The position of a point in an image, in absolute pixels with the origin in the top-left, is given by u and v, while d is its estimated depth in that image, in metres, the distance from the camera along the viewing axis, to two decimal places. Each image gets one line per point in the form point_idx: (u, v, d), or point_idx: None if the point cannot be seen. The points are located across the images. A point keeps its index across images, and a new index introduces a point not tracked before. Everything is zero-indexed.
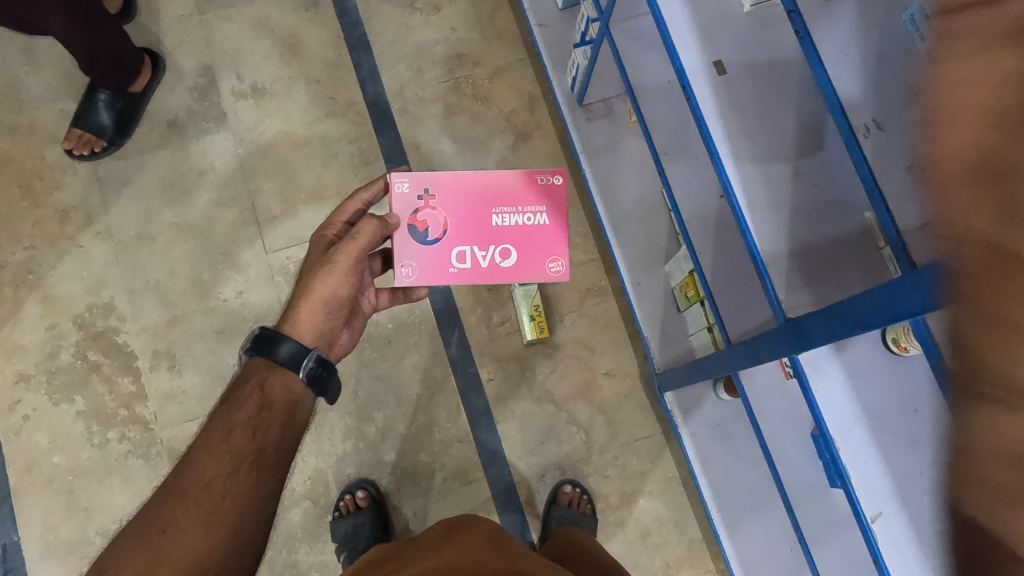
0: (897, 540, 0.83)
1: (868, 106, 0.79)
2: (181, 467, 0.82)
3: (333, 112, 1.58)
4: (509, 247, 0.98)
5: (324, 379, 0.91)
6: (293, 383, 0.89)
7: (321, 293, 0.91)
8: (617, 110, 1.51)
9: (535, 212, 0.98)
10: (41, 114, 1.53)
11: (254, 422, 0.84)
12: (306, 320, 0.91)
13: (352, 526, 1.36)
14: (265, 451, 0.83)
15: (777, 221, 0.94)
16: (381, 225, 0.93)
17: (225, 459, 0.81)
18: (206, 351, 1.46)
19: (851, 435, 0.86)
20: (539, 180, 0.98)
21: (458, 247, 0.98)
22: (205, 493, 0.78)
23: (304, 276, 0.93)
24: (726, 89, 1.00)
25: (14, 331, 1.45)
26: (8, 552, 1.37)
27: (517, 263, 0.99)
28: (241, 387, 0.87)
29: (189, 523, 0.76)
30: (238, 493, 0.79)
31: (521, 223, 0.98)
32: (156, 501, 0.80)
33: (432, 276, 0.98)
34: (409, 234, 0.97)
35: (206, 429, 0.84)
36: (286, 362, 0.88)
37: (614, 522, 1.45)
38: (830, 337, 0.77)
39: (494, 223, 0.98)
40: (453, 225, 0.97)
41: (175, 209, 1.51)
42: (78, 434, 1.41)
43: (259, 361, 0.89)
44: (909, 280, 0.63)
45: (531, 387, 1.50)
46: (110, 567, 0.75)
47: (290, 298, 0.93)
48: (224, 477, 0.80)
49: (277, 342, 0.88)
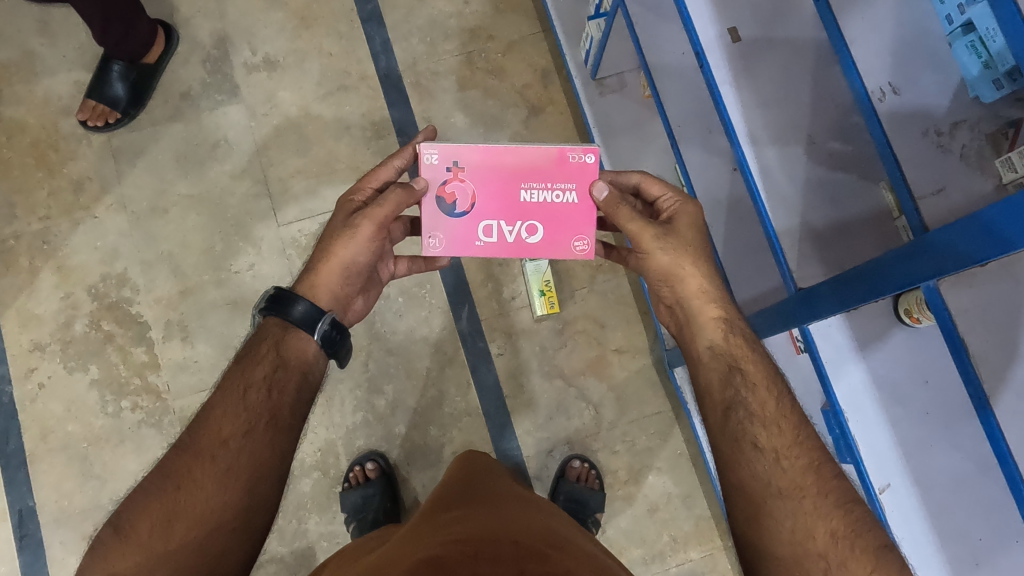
0: (904, 511, 0.83)
1: (883, 72, 0.79)
2: (196, 423, 0.82)
3: (345, 86, 1.58)
4: (536, 223, 0.92)
5: (337, 342, 0.92)
6: (308, 346, 0.89)
7: (343, 257, 0.90)
8: (631, 84, 1.50)
9: (563, 190, 0.91)
10: (56, 85, 1.54)
11: (269, 382, 0.85)
12: (323, 282, 0.90)
13: (362, 498, 1.37)
14: (280, 411, 0.84)
15: (791, 189, 0.94)
16: (406, 195, 0.88)
17: (241, 416, 0.81)
18: (218, 322, 1.47)
19: (861, 404, 0.87)
20: (571, 159, 0.90)
21: (485, 222, 0.91)
22: (221, 450, 0.79)
23: (326, 238, 0.92)
24: (740, 57, 0.99)
25: (29, 300, 1.46)
26: (23, 517, 1.38)
27: (543, 240, 0.92)
28: (258, 344, 0.88)
29: (205, 479, 0.77)
30: (255, 451, 0.80)
31: (550, 200, 0.91)
32: (171, 455, 0.80)
33: (457, 248, 0.92)
34: (436, 207, 0.91)
35: (221, 387, 0.84)
36: (298, 321, 0.88)
37: (622, 498, 1.45)
38: (838, 307, 0.79)
39: (522, 199, 0.91)
40: (481, 199, 0.91)
41: (187, 181, 1.52)
42: (92, 403, 1.43)
43: (275, 321, 0.89)
44: (925, 245, 0.64)
45: (541, 362, 1.50)
46: (123, 521, 0.75)
47: (312, 259, 0.92)
48: (240, 435, 0.80)
49: (291, 301, 0.88)
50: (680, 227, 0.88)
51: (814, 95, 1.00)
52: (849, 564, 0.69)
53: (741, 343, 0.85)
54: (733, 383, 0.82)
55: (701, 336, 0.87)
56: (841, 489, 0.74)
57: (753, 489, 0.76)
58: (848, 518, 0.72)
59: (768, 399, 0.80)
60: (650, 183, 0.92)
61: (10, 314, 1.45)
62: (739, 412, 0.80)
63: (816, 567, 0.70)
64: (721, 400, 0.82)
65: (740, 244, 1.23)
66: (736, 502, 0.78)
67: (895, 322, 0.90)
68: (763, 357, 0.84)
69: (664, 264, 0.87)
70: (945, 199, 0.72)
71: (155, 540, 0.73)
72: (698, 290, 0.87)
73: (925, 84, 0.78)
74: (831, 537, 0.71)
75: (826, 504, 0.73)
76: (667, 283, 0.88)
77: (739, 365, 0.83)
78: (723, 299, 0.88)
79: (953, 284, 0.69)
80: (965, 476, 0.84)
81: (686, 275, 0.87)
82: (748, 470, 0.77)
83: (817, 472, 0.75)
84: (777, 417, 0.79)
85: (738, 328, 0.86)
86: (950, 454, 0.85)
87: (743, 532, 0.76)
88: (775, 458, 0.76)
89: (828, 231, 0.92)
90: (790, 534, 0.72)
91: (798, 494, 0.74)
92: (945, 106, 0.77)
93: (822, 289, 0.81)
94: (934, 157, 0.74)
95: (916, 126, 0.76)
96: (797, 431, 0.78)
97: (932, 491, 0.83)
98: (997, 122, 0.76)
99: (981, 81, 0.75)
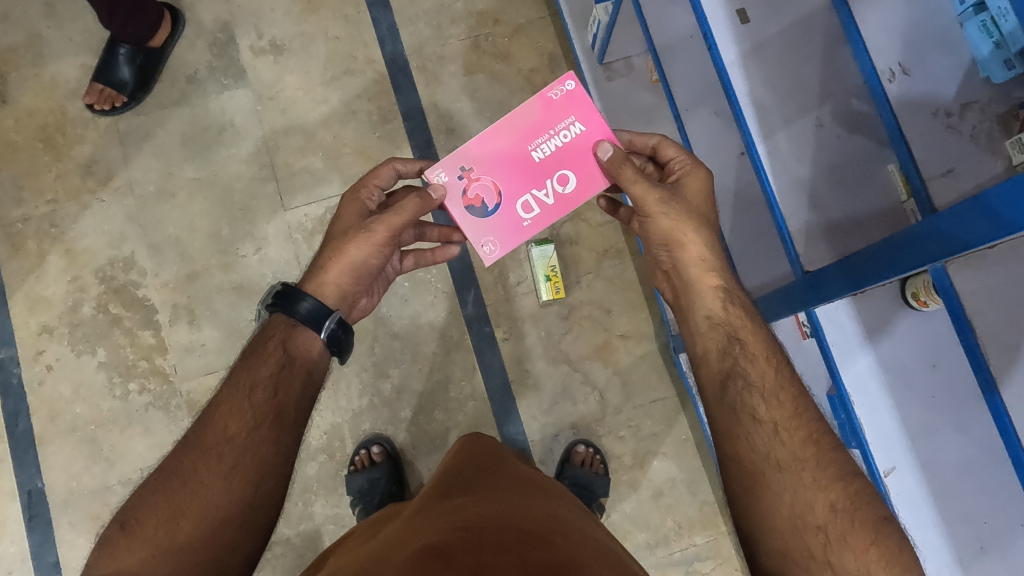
0: (908, 494, 0.83)
1: (892, 52, 0.78)
2: (202, 420, 0.82)
3: (351, 70, 1.57)
4: (565, 171, 0.91)
5: (341, 341, 0.93)
6: (313, 344, 0.89)
7: (353, 257, 0.90)
8: (638, 68, 1.49)
9: (566, 126, 0.91)
10: (63, 69, 1.54)
11: (275, 380, 0.84)
12: (332, 280, 0.90)
13: (367, 481, 1.38)
14: (285, 409, 0.84)
15: (799, 172, 0.93)
16: (423, 202, 0.89)
17: (246, 414, 0.81)
18: (224, 305, 1.47)
19: (867, 389, 0.87)
20: (554, 95, 0.91)
21: (520, 200, 0.91)
22: (226, 447, 0.79)
23: (335, 238, 0.92)
24: (748, 39, 0.99)
25: (37, 283, 1.47)
26: (33, 498, 1.40)
27: (581, 183, 0.91)
28: (265, 342, 0.87)
29: (210, 476, 0.77)
30: (260, 449, 0.80)
31: (562, 142, 0.91)
32: (176, 453, 0.80)
33: (512, 239, 0.92)
34: (469, 215, 0.91)
35: (228, 383, 0.85)
36: (304, 319, 0.88)
37: (627, 483, 1.46)
38: (844, 287, 0.79)
39: (537, 158, 0.91)
40: (504, 183, 0.91)
41: (194, 165, 1.52)
42: (101, 385, 1.44)
43: (281, 318, 0.89)
44: (931, 225, 0.64)
45: (547, 347, 1.50)
46: (130, 518, 0.75)
47: (320, 257, 0.92)
48: (245, 433, 0.80)
49: (299, 297, 0.88)
50: (689, 194, 0.88)
51: (823, 76, 0.99)
52: (849, 538, 0.70)
53: (740, 314, 0.84)
54: (732, 352, 0.82)
55: (698, 306, 0.86)
56: (839, 462, 0.74)
57: (751, 461, 0.76)
58: (849, 491, 0.72)
59: (767, 369, 0.80)
60: (665, 145, 0.92)
61: (18, 297, 1.46)
62: (738, 383, 0.80)
63: (815, 541, 0.70)
64: (719, 371, 0.82)
65: (750, 231, 1.22)
66: (733, 474, 0.77)
67: (902, 306, 0.90)
68: (763, 330, 0.84)
69: (665, 228, 0.86)
70: (954, 180, 0.71)
71: (161, 537, 0.73)
72: (697, 258, 0.86)
73: (935, 65, 0.78)
74: (831, 509, 0.71)
75: (825, 476, 0.73)
76: (666, 247, 0.87)
77: (738, 335, 0.83)
78: (722, 269, 0.86)
79: (960, 266, 0.68)
80: (972, 461, 0.84)
81: (686, 240, 0.85)
82: (748, 443, 0.76)
83: (817, 444, 0.75)
84: (776, 389, 0.79)
85: (736, 299, 0.85)
86: (956, 439, 0.84)
87: (740, 502, 0.76)
88: (773, 431, 0.76)
89: (836, 217, 0.92)
90: (790, 507, 0.72)
91: (797, 467, 0.74)
92: (955, 88, 0.76)
93: (829, 271, 0.82)
94: (944, 138, 0.74)
95: (925, 107, 0.75)
96: (795, 403, 0.77)
97: (937, 476, 0.84)
98: (1008, 103, 0.75)
99: (991, 62, 0.74)
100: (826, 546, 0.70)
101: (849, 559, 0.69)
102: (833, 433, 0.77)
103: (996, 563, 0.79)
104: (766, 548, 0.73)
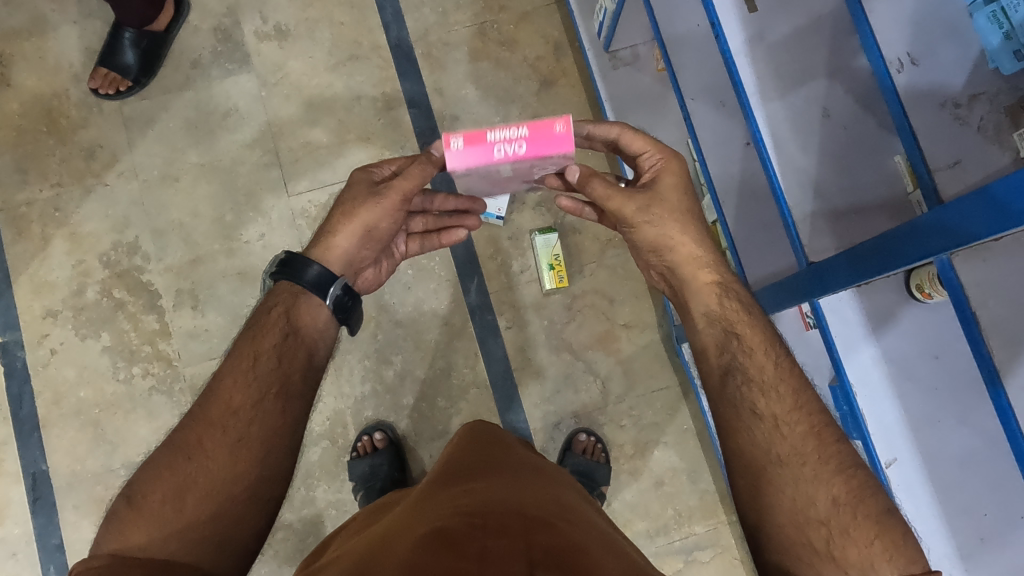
0: (909, 485, 0.84)
1: (902, 42, 0.77)
2: (206, 394, 0.82)
3: (356, 56, 1.57)
4: (539, 169, 0.85)
5: (348, 308, 0.94)
6: (319, 312, 0.91)
7: (365, 220, 0.91)
8: (645, 57, 1.48)
9: (496, 167, 0.81)
10: (67, 52, 1.54)
11: (279, 350, 0.86)
12: (339, 245, 0.92)
13: (369, 467, 1.38)
14: (291, 378, 0.85)
15: (805, 161, 0.93)
16: (427, 167, 0.88)
17: (251, 386, 0.82)
18: (228, 291, 1.48)
19: (870, 381, 0.87)
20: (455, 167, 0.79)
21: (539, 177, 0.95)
22: (232, 421, 0.79)
23: (344, 202, 0.92)
24: (755, 28, 0.99)
25: (41, 267, 1.47)
26: (37, 480, 1.41)
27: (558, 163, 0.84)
28: (267, 311, 0.89)
29: (216, 450, 0.77)
30: (265, 421, 0.81)
31: (507, 167, 0.82)
32: (182, 427, 0.80)
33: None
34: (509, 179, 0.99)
35: (231, 355, 0.85)
36: (312, 286, 0.90)
37: (628, 471, 1.46)
38: (850, 278, 0.79)
39: (509, 174, 0.87)
40: (513, 180, 0.94)
41: (198, 149, 1.52)
42: (105, 369, 1.44)
43: (285, 286, 0.90)
44: (938, 215, 0.64)
45: (550, 336, 1.50)
46: (135, 493, 0.74)
47: (328, 221, 0.92)
48: (250, 405, 0.81)
49: (305, 265, 0.89)
50: (665, 191, 0.88)
51: (830, 67, 0.98)
52: (851, 531, 0.69)
53: (737, 307, 0.85)
54: (730, 348, 0.83)
55: (696, 302, 0.87)
56: (842, 454, 0.73)
57: (753, 455, 0.76)
58: (851, 484, 0.71)
59: (766, 363, 0.80)
60: (631, 137, 0.91)
61: (22, 280, 1.46)
62: (737, 378, 0.80)
63: (818, 536, 0.69)
64: (718, 366, 0.83)
65: (755, 222, 1.21)
66: (736, 471, 0.77)
67: (906, 298, 0.90)
68: (762, 322, 0.84)
69: (651, 235, 0.88)
70: (961, 172, 0.71)
71: (168, 511, 0.72)
72: (690, 255, 0.88)
73: (944, 55, 0.77)
74: (833, 503, 0.70)
75: (826, 471, 0.72)
76: (656, 254, 0.89)
77: (734, 329, 0.84)
78: (716, 263, 0.88)
79: (965, 258, 0.68)
80: (972, 453, 0.84)
81: (676, 242, 0.87)
82: (749, 437, 0.77)
83: (818, 437, 0.74)
84: (776, 381, 0.79)
85: (733, 293, 0.86)
86: (958, 431, 0.85)
87: (745, 497, 0.76)
88: (774, 425, 0.76)
89: (841, 208, 0.91)
90: (790, 503, 0.71)
91: (798, 461, 0.73)
92: (964, 78, 0.76)
93: (834, 261, 0.81)
94: (952, 128, 0.73)
95: (934, 97, 0.75)
96: (796, 396, 0.77)
97: (938, 468, 0.84)
98: (1017, 94, 0.75)
99: (1001, 54, 0.73)
100: (828, 541, 0.69)
101: (852, 552, 0.67)
102: (835, 425, 0.76)
103: (996, 554, 0.80)
104: (766, 546, 0.72)
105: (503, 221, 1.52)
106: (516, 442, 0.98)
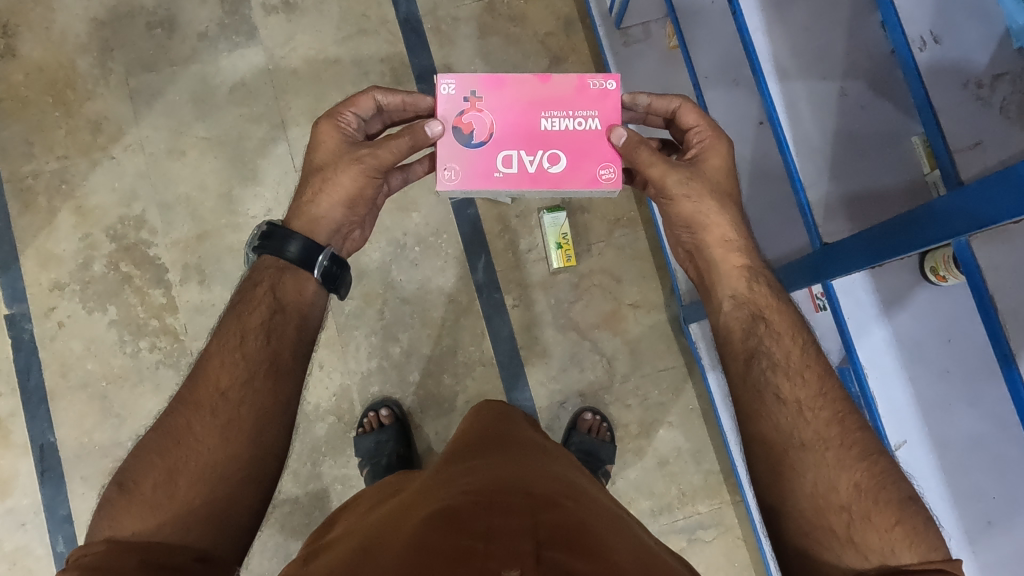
0: (920, 468, 0.84)
1: (925, 20, 0.76)
2: (193, 377, 0.82)
3: (364, 30, 1.55)
4: (553, 152, 0.87)
5: (337, 277, 0.94)
6: (305, 285, 0.91)
7: (346, 187, 0.90)
8: (656, 34, 1.46)
9: (585, 116, 0.87)
10: (72, 22, 1.52)
11: (267, 328, 0.86)
12: (324, 215, 0.91)
13: (375, 443, 1.39)
14: (280, 356, 0.86)
15: (819, 141, 0.92)
16: (414, 140, 0.86)
17: (238, 366, 0.82)
18: (234, 266, 1.47)
19: (882, 362, 0.87)
20: (592, 85, 0.88)
21: (502, 153, 0.87)
22: (221, 403, 0.79)
23: (321, 167, 0.91)
24: (774, 6, 0.99)
25: (48, 239, 1.47)
26: (45, 452, 1.41)
27: (565, 169, 0.87)
28: (253, 288, 0.89)
29: (204, 433, 0.77)
30: (256, 400, 0.81)
31: (572, 127, 0.87)
32: (171, 411, 0.80)
33: None
34: (454, 140, 0.87)
35: (219, 334, 0.86)
36: (296, 260, 0.90)
37: (633, 450, 1.47)
38: (866, 260, 0.78)
39: (543, 127, 0.87)
40: (500, 128, 0.87)
41: (205, 123, 1.51)
42: (111, 342, 1.44)
43: (270, 262, 0.90)
44: (960, 193, 0.63)
45: (556, 315, 1.50)
46: (126, 478, 0.74)
47: (308, 189, 0.92)
48: (239, 385, 0.81)
49: (287, 240, 0.89)
50: (708, 168, 0.87)
51: (848, 46, 0.98)
52: (872, 517, 0.68)
53: (765, 292, 0.85)
54: (756, 332, 0.82)
55: (723, 285, 0.87)
56: (866, 440, 0.73)
57: (775, 441, 0.75)
58: (874, 471, 0.71)
59: (792, 349, 0.80)
60: (687, 110, 0.90)
61: (29, 253, 1.46)
62: (762, 362, 0.80)
63: (839, 520, 0.69)
64: (743, 349, 0.82)
65: (767, 201, 1.22)
66: (758, 456, 0.77)
67: (918, 280, 0.89)
68: (789, 308, 0.84)
69: (688, 210, 0.87)
70: (982, 154, 0.70)
71: (160, 497, 0.73)
72: (722, 238, 0.87)
73: (965, 34, 0.76)
74: (855, 489, 0.70)
75: (849, 457, 0.72)
76: (688, 228, 0.88)
77: (763, 314, 0.83)
78: (746, 248, 0.87)
79: (985, 239, 0.67)
80: (982, 436, 0.84)
81: (710, 222, 0.87)
82: (772, 422, 0.76)
83: (842, 423, 0.74)
84: (801, 367, 0.78)
85: (763, 278, 0.86)
86: (969, 416, 0.85)
87: (766, 484, 0.75)
88: (797, 410, 0.76)
89: (855, 186, 0.91)
90: (812, 488, 0.71)
91: (821, 446, 0.73)
92: (986, 59, 0.75)
93: (848, 240, 0.81)
94: (972, 110, 0.72)
95: (956, 78, 0.74)
96: (821, 382, 0.77)
97: (947, 449, 0.84)
98: None
99: None
100: (849, 526, 0.68)
101: (874, 538, 0.67)
102: (858, 411, 0.76)
103: (1000, 538, 0.81)
104: (785, 533, 0.72)
105: (511, 200, 1.52)
106: (518, 414, 0.98)
